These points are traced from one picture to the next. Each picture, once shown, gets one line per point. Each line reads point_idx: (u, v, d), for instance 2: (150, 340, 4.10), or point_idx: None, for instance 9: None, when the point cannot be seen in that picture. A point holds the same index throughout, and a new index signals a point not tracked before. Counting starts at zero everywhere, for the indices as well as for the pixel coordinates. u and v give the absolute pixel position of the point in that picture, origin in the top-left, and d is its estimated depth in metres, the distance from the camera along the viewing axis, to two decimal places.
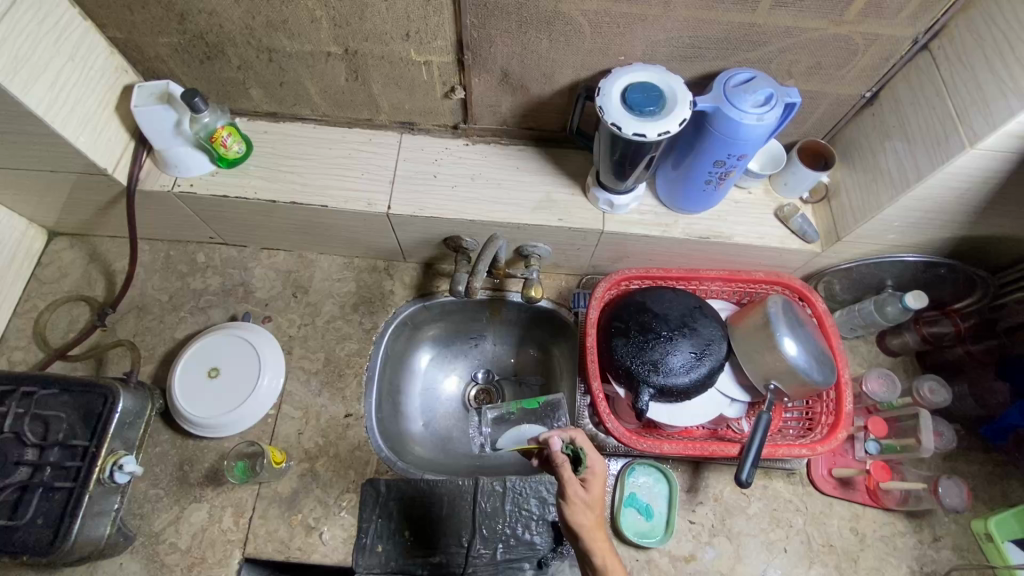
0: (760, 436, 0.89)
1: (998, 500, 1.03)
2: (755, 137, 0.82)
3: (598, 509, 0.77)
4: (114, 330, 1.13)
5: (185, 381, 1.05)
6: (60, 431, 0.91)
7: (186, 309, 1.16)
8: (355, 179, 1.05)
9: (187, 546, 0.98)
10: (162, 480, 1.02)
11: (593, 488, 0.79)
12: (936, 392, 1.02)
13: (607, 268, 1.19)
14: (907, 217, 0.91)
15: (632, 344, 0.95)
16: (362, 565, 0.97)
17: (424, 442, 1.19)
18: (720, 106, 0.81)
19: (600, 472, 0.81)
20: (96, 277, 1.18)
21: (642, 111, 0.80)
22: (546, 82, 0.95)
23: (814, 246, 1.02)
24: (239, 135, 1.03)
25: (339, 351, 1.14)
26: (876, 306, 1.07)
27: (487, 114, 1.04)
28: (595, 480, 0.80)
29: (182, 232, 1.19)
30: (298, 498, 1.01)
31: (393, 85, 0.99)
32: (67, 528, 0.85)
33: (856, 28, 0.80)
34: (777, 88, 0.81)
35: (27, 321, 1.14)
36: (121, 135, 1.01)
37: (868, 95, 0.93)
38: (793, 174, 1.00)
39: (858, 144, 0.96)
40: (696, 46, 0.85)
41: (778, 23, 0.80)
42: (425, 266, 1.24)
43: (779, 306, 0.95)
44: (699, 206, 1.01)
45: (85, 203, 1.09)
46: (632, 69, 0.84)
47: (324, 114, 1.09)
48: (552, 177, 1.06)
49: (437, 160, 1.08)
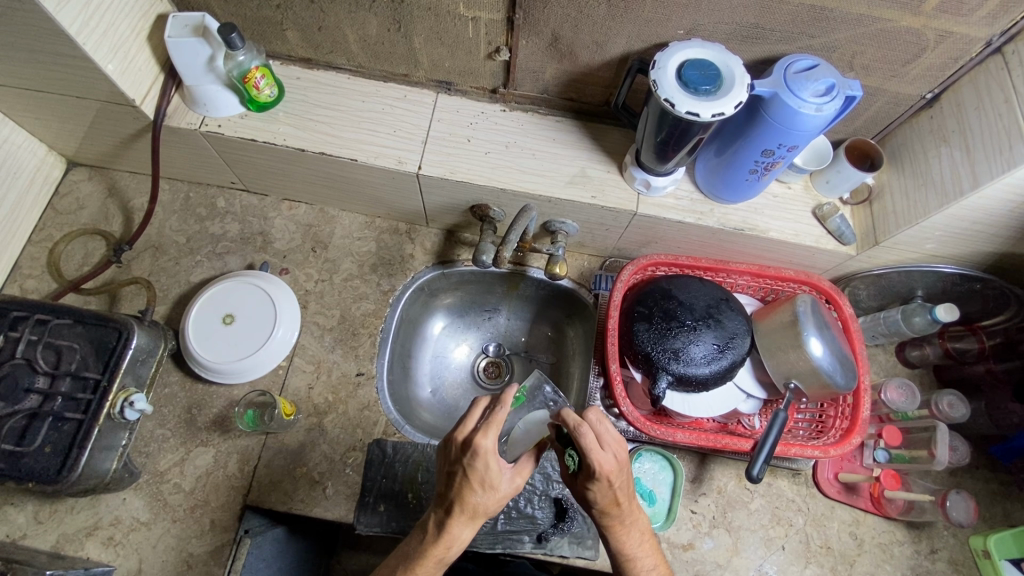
0: (775, 434, 0.88)
1: (999, 519, 1.03)
2: (811, 127, 0.79)
3: (617, 493, 0.74)
4: (129, 268, 1.12)
5: (199, 325, 1.04)
6: (73, 363, 0.90)
7: (203, 254, 1.14)
8: (387, 136, 1.02)
9: (191, 488, 0.98)
10: (170, 422, 1.02)
11: (601, 484, 0.72)
12: (954, 407, 1.01)
13: (632, 253, 1.17)
14: (953, 226, 0.88)
15: (654, 330, 0.94)
16: (363, 523, 0.96)
17: (431, 409, 1.19)
18: (779, 92, 0.78)
19: (595, 470, 0.71)
20: (114, 212, 1.16)
21: (697, 89, 0.77)
22: (597, 51, 0.91)
23: (849, 249, 1.00)
24: (272, 77, 0.99)
25: (355, 309, 1.13)
26: (904, 315, 1.05)
27: (529, 80, 1.01)
28: (601, 479, 0.72)
29: (204, 174, 1.16)
30: (305, 451, 1.01)
31: (435, 39, 0.95)
32: (75, 459, 0.85)
33: (929, 24, 0.77)
34: (839, 79, 0.78)
35: (41, 250, 1.12)
36: (151, 66, 0.98)
37: (929, 96, 0.90)
38: (837, 173, 0.97)
39: (910, 148, 0.94)
40: (761, 26, 0.82)
41: (850, 9, 0.77)
42: (447, 233, 1.21)
43: (808, 306, 0.94)
44: (737, 197, 0.98)
45: (107, 133, 1.06)
46: (690, 45, 0.81)
47: (360, 65, 1.06)
48: (588, 153, 1.03)
49: (473, 123, 1.05)
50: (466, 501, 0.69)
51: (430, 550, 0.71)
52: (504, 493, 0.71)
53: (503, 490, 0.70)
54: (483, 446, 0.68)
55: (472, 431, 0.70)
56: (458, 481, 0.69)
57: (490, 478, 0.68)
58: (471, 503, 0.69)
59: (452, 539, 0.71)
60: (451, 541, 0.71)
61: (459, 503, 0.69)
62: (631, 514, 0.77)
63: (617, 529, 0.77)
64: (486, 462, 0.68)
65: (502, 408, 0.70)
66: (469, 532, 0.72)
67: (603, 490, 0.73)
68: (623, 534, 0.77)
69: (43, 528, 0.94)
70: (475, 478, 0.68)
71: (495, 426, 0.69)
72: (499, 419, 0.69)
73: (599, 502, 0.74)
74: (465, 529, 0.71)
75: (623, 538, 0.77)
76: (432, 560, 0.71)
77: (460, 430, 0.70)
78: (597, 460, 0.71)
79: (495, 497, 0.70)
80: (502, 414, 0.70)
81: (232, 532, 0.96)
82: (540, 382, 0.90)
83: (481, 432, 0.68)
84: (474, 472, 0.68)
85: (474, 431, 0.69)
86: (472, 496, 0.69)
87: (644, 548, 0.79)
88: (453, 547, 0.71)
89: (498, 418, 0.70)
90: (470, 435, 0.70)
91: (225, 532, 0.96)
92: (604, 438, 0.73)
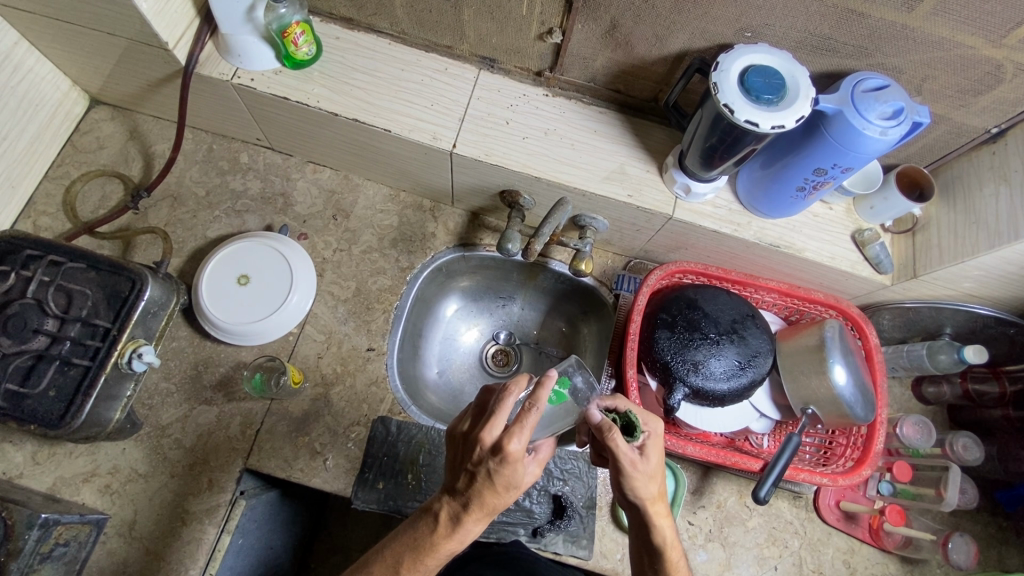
0: (786, 457, 0.86)
1: (994, 563, 1.02)
2: (871, 150, 0.77)
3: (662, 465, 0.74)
4: (146, 216, 1.09)
5: (214, 282, 1.02)
6: (84, 308, 0.88)
7: (222, 209, 1.11)
8: (424, 109, 0.99)
9: (191, 445, 0.97)
10: (175, 376, 1.01)
11: (659, 450, 0.72)
12: (968, 449, 1.01)
13: (658, 256, 1.14)
14: (999, 267, 0.86)
15: (676, 340, 0.92)
16: (360, 498, 0.95)
17: (437, 391, 1.18)
18: (844, 109, 0.75)
19: (658, 432, 0.73)
20: (134, 156, 1.13)
21: (759, 97, 0.74)
22: (655, 44, 0.87)
23: (884, 278, 0.97)
24: (312, 35, 0.95)
25: (371, 283, 1.11)
26: (929, 351, 1.03)
27: (578, 66, 0.97)
28: (659, 445, 0.72)
29: (229, 126, 1.12)
30: (309, 420, 0.99)
31: (485, 13, 0.91)
32: (79, 406, 0.83)
33: (1011, 56, 0.74)
34: (909, 103, 0.74)
35: (57, 187, 1.09)
36: (187, 10, 0.94)
37: (994, 131, 0.87)
38: (884, 199, 0.94)
39: (965, 182, 0.91)
40: (834, 39, 0.78)
41: (932, 29, 0.73)
42: (471, 215, 1.18)
43: (836, 331, 0.92)
44: (777, 212, 0.95)
45: (135, 74, 1.03)
46: (754, 49, 0.77)
47: (403, 31, 1.02)
48: (629, 149, 1.00)
49: (513, 105, 1.01)
50: (487, 501, 0.66)
51: (441, 544, 0.68)
52: (524, 488, 0.69)
53: (525, 486, 0.69)
54: (513, 454, 0.63)
55: (500, 432, 0.66)
56: (481, 481, 0.66)
57: (515, 481, 0.66)
58: (491, 503, 0.67)
59: (465, 534, 0.68)
60: (464, 536, 0.68)
61: (477, 501, 0.66)
62: None
63: (660, 516, 0.72)
64: (514, 467, 0.64)
65: (535, 412, 0.65)
66: (481, 526, 0.69)
67: (658, 451, 0.72)
68: (666, 524, 0.72)
69: (40, 470, 0.94)
70: (499, 481, 0.65)
71: (526, 431, 0.64)
72: (531, 424, 0.64)
73: (658, 471, 0.71)
74: (477, 525, 0.68)
75: (666, 529, 0.72)
76: (443, 553, 0.68)
77: (487, 432, 0.65)
78: (653, 426, 0.73)
79: (516, 494, 0.68)
80: (535, 418, 0.65)
81: (227, 493, 0.95)
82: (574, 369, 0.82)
83: (512, 437, 0.63)
84: (499, 475, 0.65)
85: (502, 434, 0.64)
86: (493, 496, 0.66)
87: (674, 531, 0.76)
88: (464, 540, 0.69)
89: (532, 422, 0.64)
90: (497, 436, 0.65)
91: (221, 493, 0.95)
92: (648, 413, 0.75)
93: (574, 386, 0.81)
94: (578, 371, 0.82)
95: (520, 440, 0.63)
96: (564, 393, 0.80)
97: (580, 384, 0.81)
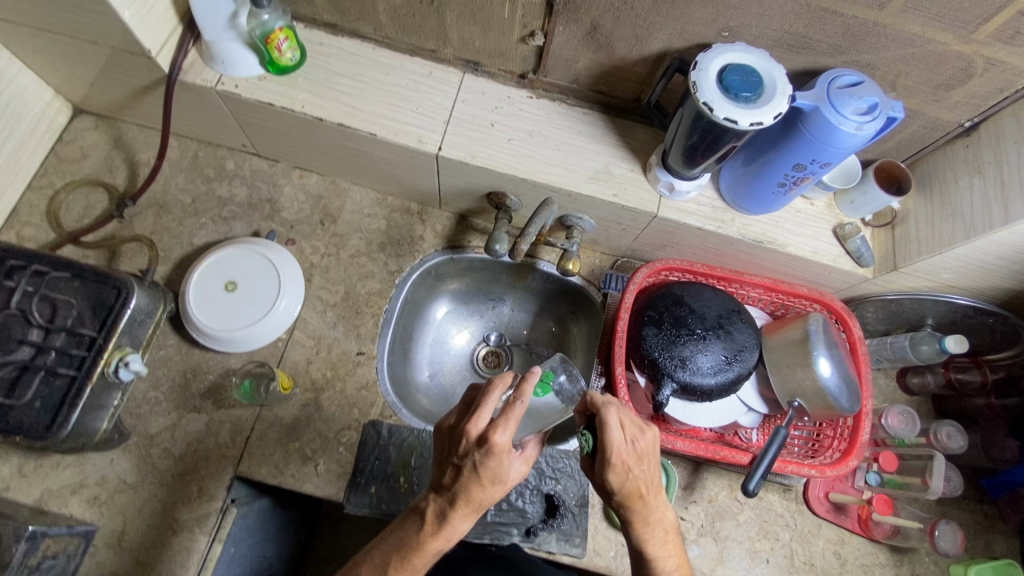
0: (774, 449, 0.87)
1: (981, 550, 1.03)
2: (848, 146, 0.79)
3: (634, 484, 0.72)
4: (131, 225, 1.09)
5: (201, 289, 1.02)
6: (69, 317, 0.87)
7: (208, 217, 1.11)
8: (409, 113, 0.99)
9: (181, 453, 0.96)
10: (163, 385, 1.00)
11: (614, 470, 0.71)
12: (953, 438, 1.02)
13: (645, 254, 1.15)
14: (975, 257, 0.88)
15: (663, 336, 0.93)
16: (353, 503, 0.95)
17: (428, 394, 1.18)
18: (820, 106, 0.77)
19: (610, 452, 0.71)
20: (119, 164, 1.13)
21: (737, 95, 0.75)
22: (636, 44, 0.89)
23: (866, 271, 0.99)
24: (296, 41, 0.96)
25: (360, 288, 1.11)
26: (911, 342, 1.05)
27: (561, 68, 0.98)
28: (614, 465, 0.71)
29: (214, 133, 1.12)
30: (300, 426, 0.99)
31: (468, 17, 0.92)
32: (65, 417, 0.82)
33: (980, 51, 0.76)
34: (883, 99, 0.76)
35: (41, 198, 1.09)
36: (170, 17, 0.94)
37: (968, 124, 0.89)
38: (863, 194, 0.95)
39: (940, 175, 0.93)
40: (809, 37, 0.80)
41: (903, 27, 0.75)
42: (459, 218, 1.19)
43: (819, 324, 0.93)
44: (760, 208, 0.96)
45: (118, 82, 1.02)
46: (733, 48, 0.79)
47: (387, 36, 1.02)
48: (613, 149, 1.01)
49: (497, 107, 1.02)
50: (473, 496, 0.67)
51: (428, 542, 0.68)
52: (509, 484, 0.69)
53: (510, 482, 0.69)
54: (498, 446, 0.64)
55: (486, 426, 0.66)
56: (467, 475, 0.66)
57: (500, 475, 0.66)
58: (478, 498, 0.67)
59: (451, 531, 0.68)
60: (451, 534, 0.68)
61: (464, 496, 0.67)
62: (654, 509, 0.74)
63: (635, 525, 0.74)
64: (500, 459, 0.65)
65: (521, 405, 0.66)
66: (468, 524, 0.69)
67: (613, 470, 0.71)
68: (637, 534, 0.74)
69: (27, 482, 0.92)
70: (484, 474, 0.65)
71: (512, 423, 0.65)
72: (516, 417, 0.65)
73: (620, 489, 0.72)
74: (464, 522, 0.68)
75: (638, 538, 0.74)
76: (429, 552, 0.68)
77: (472, 425, 0.66)
78: (615, 443, 0.71)
79: (502, 490, 0.68)
80: (520, 411, 0.66)
81: (218, 501, 0.94)
82: (560, 368, 0.80)
83: (498, 428, 0.64)
84: (485, 468, 0.65)
85: (488, 426, 0.65)
86: (479, 491, 0.66)
87: (666, 548, 0.75)
88: (451, 538, 0.69)
89: (517, 414, 0.65)
90: (483, 429, 0.66)
91: (212, 501, 0.94)
92: (624, 422, 0.73)
93: (559, 384, 0.79)
94: (564, 369, 0.80)
95: (506, 432, 0.64)
96: (548, 389, 0.78)
97: (564, 382, 0.79)
